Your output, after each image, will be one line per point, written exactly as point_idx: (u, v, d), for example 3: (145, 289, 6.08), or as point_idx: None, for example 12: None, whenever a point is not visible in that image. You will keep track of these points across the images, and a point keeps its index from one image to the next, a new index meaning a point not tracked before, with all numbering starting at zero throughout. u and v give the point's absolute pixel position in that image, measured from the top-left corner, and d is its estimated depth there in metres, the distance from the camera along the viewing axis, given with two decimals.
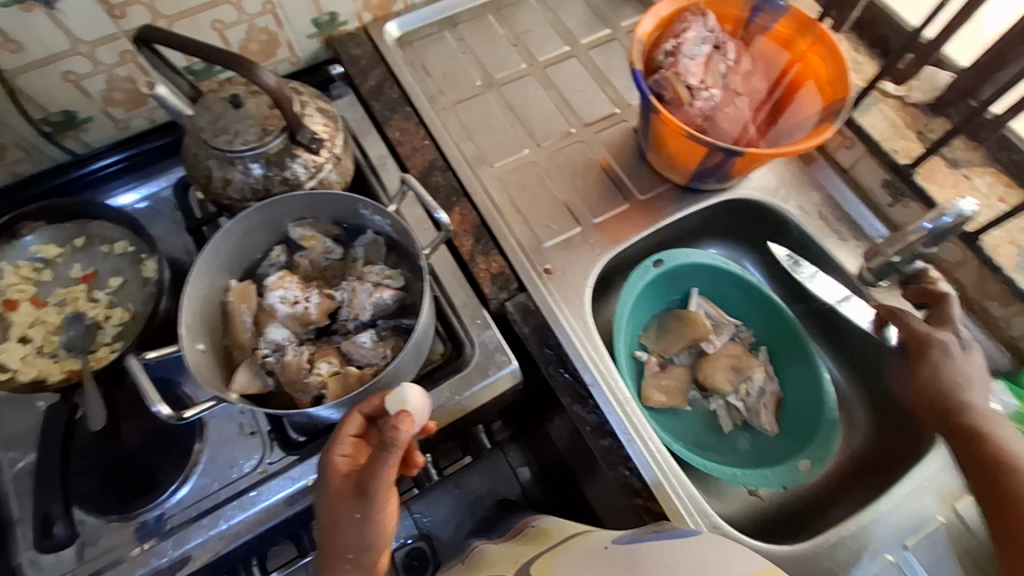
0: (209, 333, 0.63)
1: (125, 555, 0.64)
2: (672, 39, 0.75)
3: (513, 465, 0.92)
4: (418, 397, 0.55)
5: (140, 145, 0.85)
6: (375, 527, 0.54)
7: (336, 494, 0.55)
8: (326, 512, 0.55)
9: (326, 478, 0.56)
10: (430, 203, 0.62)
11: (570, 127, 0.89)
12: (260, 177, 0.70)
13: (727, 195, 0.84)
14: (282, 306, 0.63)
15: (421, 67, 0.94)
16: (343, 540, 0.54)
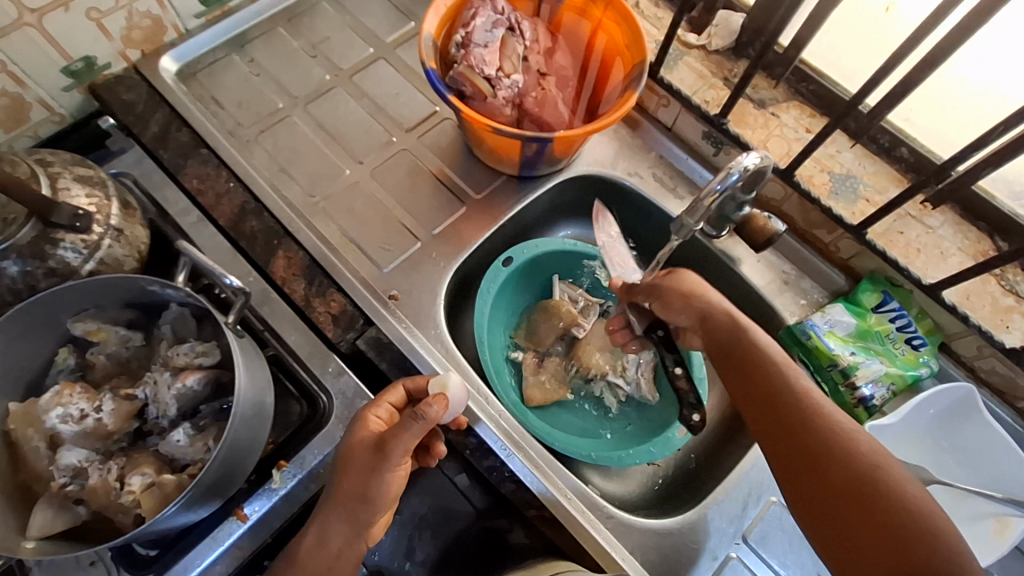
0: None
1: None
2: (461, 29, 0.70)
3: (449, 473, 0.76)
4: (458, 387, 0.59)
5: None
6: (383, 484, 0.54)
7: (356, 447, 0.56)
8: (343, 459, 0.56)
9: (352, 433, 0.58)
10: (216, 269, 0.57)
11: (391, 136, 0.84)
12: (19, 274, 0.60)
13: (563, 175, 0.82)
14: (66, 426, 0.54)
15: (212, 100, 0.83)
16: (348, 487, 0.54)
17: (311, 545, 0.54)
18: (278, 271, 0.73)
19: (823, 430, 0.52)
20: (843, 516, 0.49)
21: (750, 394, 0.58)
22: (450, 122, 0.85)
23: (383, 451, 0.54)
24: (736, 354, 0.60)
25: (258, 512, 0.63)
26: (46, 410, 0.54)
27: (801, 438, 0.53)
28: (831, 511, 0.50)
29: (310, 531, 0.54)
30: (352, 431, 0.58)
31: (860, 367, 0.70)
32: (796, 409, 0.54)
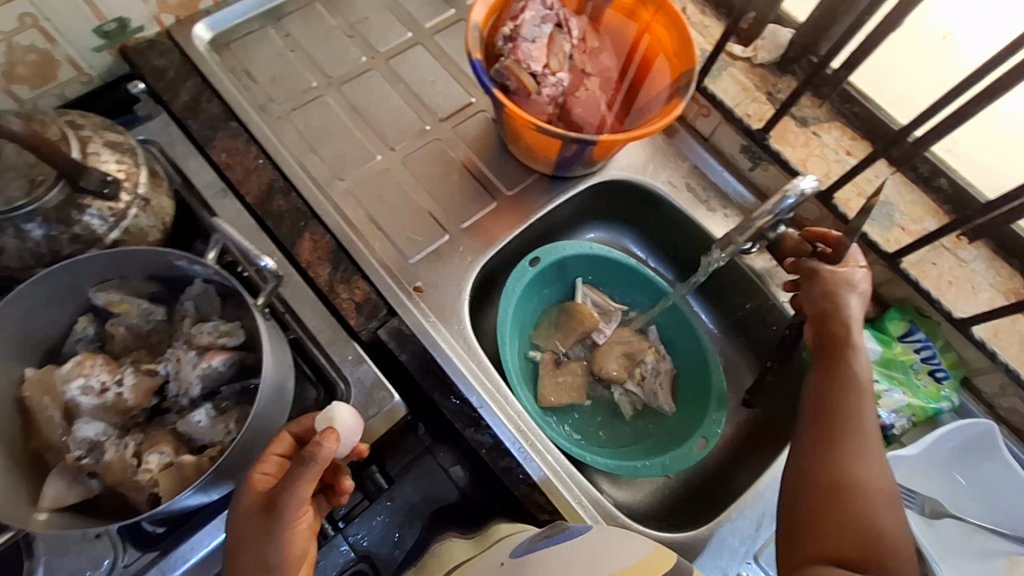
0: (1, 445, 0.52)
1: None
2: (508, 22, 0.68)
3: (444, 464, 0.79)
4: (347, 416, 0.55)
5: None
6: (281, 546, 0.51)
7: (245, 514, 0.52)
8: (234, 532, 0.52)
9: (240, 497, 0.53)
10: (251, 250, 0.56)
11: (424, 124, 0.82)
12: (43, 238, 0.58)
13: (596, 178, 0.81)
14: (86, 398, 0.53)
15: (245, 73, 0.82)
16: (246, 560, 0.51)
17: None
18: (304, 254, 0.72)
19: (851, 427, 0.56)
20: (826, 511, 0.52)
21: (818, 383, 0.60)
22: (484, 116, 0.84)
23: (277, 513, 0.50)
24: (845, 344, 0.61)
25: None
26: (67, 381, 0.53)
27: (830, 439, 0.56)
28: (829, 505, 0.52)
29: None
30: (239, 498, 0.53)
31: (883, 396, 0.70)
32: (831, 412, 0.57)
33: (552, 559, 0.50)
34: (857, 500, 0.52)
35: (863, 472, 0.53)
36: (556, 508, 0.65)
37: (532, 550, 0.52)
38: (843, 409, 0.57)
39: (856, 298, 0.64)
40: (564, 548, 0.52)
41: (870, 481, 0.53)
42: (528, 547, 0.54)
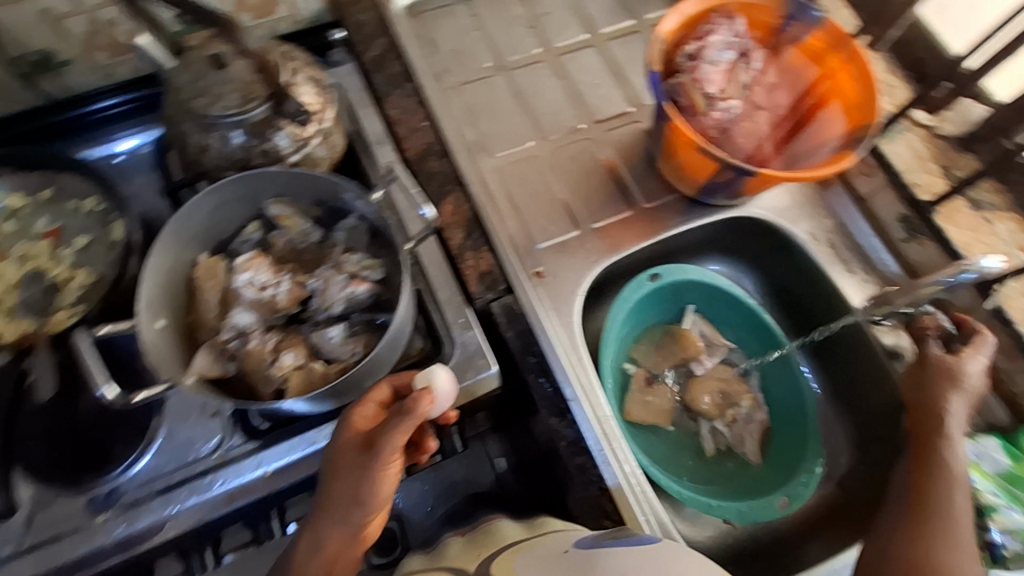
0: (171, 310, 0.59)
1: (80, 526, 0.62)
2: (693, 40, 0.70)
3: (492, 454, 0.83)
4: (444, 380, 0.57)
5: (136, 89, 0.80)
6: (372, 485, 0.54)
7: (343, 448, 0.56)
8: (330, 463, 0.56)
9: (340, 433, 0.57)
10: (419, 197, 0.62)
11: (579, 123, 0.85)
12: (240, 147, 0.65)
13: (734, 212, 0.81)
14: (249, 290, 0.60)
15: (430, 41, 0.88)
16: (338, 491, 0.55)
17: (306, 548, 0.56)
18: (443, 217, 0.76)
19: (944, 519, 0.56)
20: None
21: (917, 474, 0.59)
22: (640, 127, 0.85)
23: (373, 455, 0.54)
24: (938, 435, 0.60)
25: None
26: (238, 271, 0.60)
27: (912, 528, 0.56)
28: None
29: (306, 535, 0.56)
30: (338, 435, 0.57)
31: (999, 512, 0.64)
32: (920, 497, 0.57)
33: (618, 558, 0.49)
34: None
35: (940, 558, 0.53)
36: (621, 518, 0.65)
37: (600, 546, 0.52)
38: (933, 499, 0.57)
39: (959, 398, 0.62)
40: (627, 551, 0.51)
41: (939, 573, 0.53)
42: (593, 542, 0.54)
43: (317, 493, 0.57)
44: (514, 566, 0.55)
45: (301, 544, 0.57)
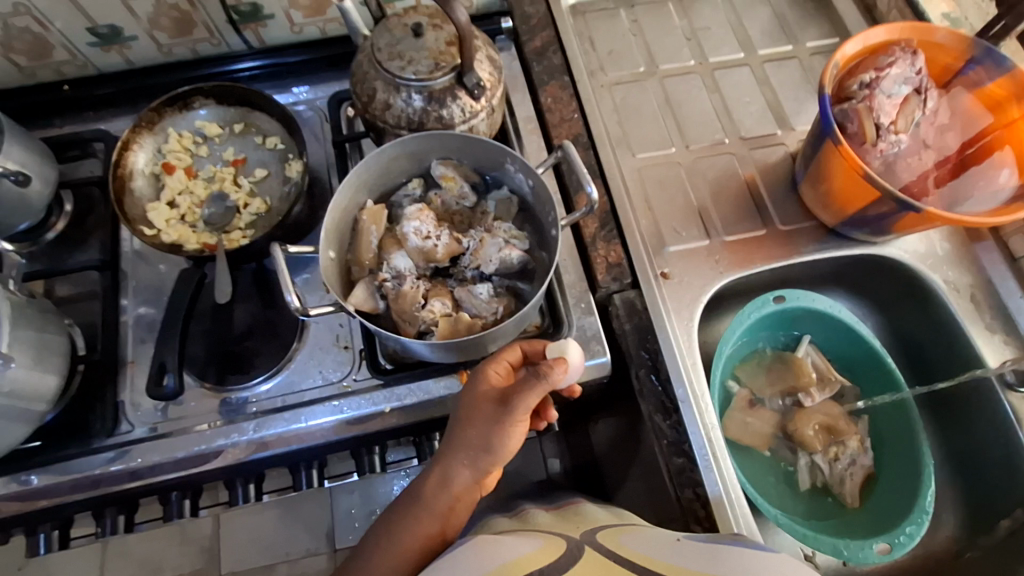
0: (337, 244, 0.66)
1: (191, 428, 0.69)
2: (870, 70, 0.70)
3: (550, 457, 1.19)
4: (576, 353, 0.61)
5: (282, 57, 0.89)
6: (501, 437, 0.57)
7: (478, 397, 0.59)
8: (464, 409, 0.60)
9: (475, 383, 0.61)
10: (586, 175, 0.64)
11: (724, 137, 0.86)
12: (419, 109, 0.71)
13: (872, 250, 0.79)
14: (414, 237, 0.64)
15: (589, 40, 0.92)
16: (470, 436, 0.58)
17: (434, 484, 0.59)
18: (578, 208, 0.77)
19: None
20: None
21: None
22: (784, 152, 0.85)
23: (507, 410, 0.56)
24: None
25: None
26: (408, 218, 0.64)
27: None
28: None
29: (434, 471, 0.59)
30: (478, 386, 0.60)
31: None
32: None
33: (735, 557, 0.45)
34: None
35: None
36: (713, 524, 0.65)
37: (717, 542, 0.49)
38: None
39: None
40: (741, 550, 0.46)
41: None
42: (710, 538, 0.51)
43: (447, 436, 0.60)
44: (622, 541, 0.54)
45: (428, 480, 0.60)
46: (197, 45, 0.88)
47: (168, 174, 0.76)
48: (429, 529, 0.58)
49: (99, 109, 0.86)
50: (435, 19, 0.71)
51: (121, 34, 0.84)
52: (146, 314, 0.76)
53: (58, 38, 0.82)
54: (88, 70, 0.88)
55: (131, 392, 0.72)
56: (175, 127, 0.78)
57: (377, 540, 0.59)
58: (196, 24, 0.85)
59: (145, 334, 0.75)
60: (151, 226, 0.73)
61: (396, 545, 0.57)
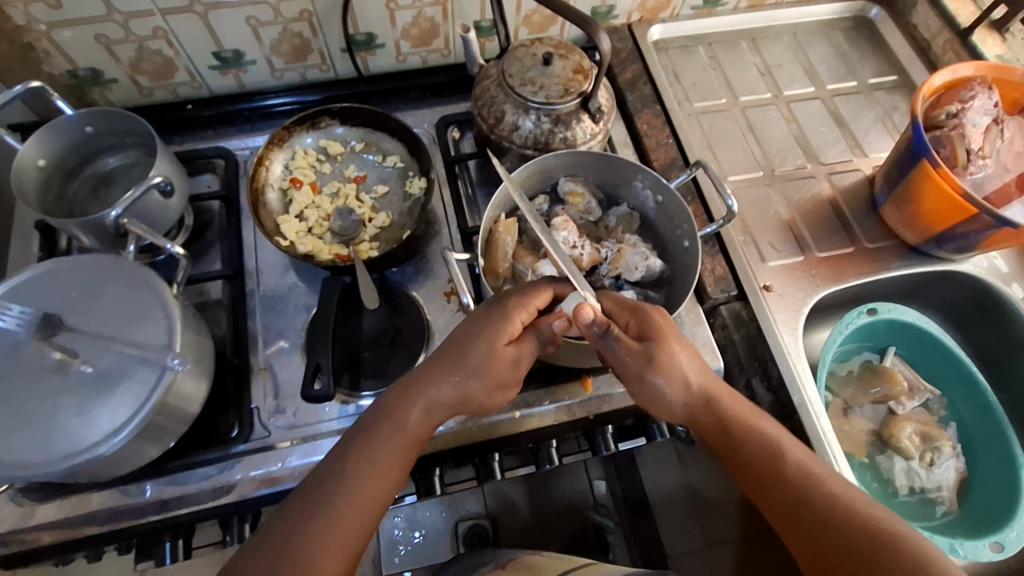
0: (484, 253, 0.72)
1: (274, 443, 0.70)
2: (956, 102, 0.78)
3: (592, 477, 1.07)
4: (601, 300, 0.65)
5: (362, 88, 0.94)
6: (499, 384, 0.64)
7: (499, 341, 0.63)
8: (481, 350, 0.62)
9: (496, 322, 0.63)
10: (727, 189, 0.70)
11: (806, 162, 0.92)
12: (546, 129, 0.75)
13: (951, 267, 0.85)
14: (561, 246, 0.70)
15: (673, 73, 0.99)
16: (472, 375, 0.63)
17: (420, 420, 0.62)
18: None
19: (759, 460, 0.61)
20: (822, 544, 0.55)
21: (683, 379, 0.62)
22: (862, 176, 0.92)
23: (516, 370, 0.64)
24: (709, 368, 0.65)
25: (603, 390, 0.74)
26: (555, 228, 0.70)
27: (744, 452, 0.61)
28: (817, 534, 0.56)
29: (420, 406, 0.62)
30: (497, 332, 0.63)
31: None
32: (749, 435, 0.62)
33: None
34: (889, 551, 0.52)
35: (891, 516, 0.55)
36: None
37: None
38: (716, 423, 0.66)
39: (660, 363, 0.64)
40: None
41: (862, 519, 0.55)
42: None
43: (438, 372, 0.63)
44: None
45: (411, 412, 0.62)
46: (309, 70, 0.93)
47: (297, 188, 0.79)
48: (397, 459, 0.61)
49: (215, 128, 0.89)
50: (561, 49, 0.77)
51: (242, 58, 0.88)
52: (272, 322, 0.78)
53: (183, 60, 0.86)
54: (201, 91, 0.91)
55: (262, 399, 0.73)
56: (300, 145, 0.81)
57: (332, 471, 0.59)
58: (314, 49, 0.89)
59: (271, 342, 0.77)
60: (283, 236, 0.76)
61: (367, 473, 0.59)
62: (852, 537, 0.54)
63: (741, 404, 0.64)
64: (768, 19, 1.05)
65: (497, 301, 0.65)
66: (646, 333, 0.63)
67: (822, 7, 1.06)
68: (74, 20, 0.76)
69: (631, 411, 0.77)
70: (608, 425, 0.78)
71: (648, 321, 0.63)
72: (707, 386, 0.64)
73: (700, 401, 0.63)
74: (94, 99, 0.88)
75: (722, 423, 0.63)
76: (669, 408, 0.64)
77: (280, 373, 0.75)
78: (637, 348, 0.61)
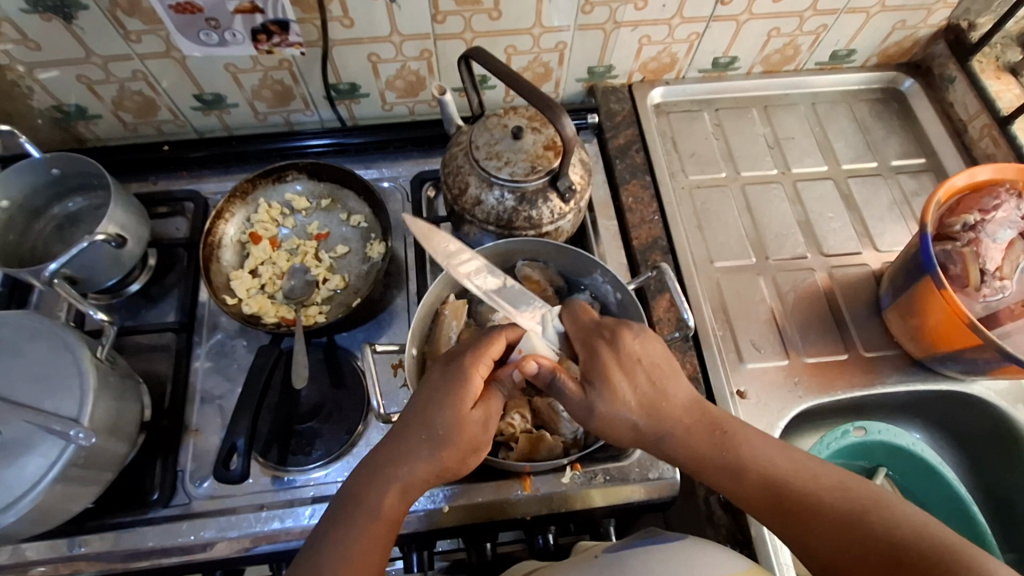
0: (418, 338, 0.68)
1: (203, 509, 0.68)
2: (975, 210, 0.69)
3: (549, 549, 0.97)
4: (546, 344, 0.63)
5: (343, 138, 0.90)
6: (477, 448, 0.58)
7: (464, 409, 0.57)
8: (449, 422, 0.56)
9: (452, 390, 0.57)
10: (684, 304, 0.67)
11: (806, 252, 0.84)
12: (509, 207, 0.70)
13: (958, 387, 0.75)
14: None
15: (672, 140, 0.92)
16: (448, 448, 0.56)
17: (395, 502, 0.55)
18: (657, 311, 0.77)
19: (724, 469, 0.57)
20: (822, 541, 0.52)
21: (627, 422, 0.58)
22: (868, 272, 0.83)
23: (487, 431, 0.58)
24: (668, 376, 0.60)
25: (541, 491, 0.67)
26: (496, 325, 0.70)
27: (714, 468, 0.57)
28: (812, 533, 0.53)
29: (394, 486, 0.55)
30: (461, 395, 0.57)
31: None
32: (727, 444, 0.57)
33: (649, 559, 0.53)
34: (877, 529, 0.51)
35: (866, 486, 0.55)
36: None
37: (626, 547, 0.56)
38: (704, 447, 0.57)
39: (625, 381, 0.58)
40: (656, 550, 0.55)
41: (837, 505, 0.53)
42: (621, 544, 0.58)
43: (407, 445, 0.56)
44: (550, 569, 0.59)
45: (387, 494, 0.55)
46: (292, 115, 0.91)
47: (256, 243, 0.79)
48: (377, 546, 0.54)
49: (193, 169, 0.89)
50: (536, 121, 0.71)
51: (224, 101, 0.86)
52: (216, 378, 0.76)
53: (165, 101, 0.85)
54: (185, 129, 0.91)
55: (191, 462, 0.71)
56: (266, 198, 0.82)
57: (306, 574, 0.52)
58: (295, 97, 0.87)
59: (211, 400, 0.75)
60: (233, 294, 0.75)
61: (345, 566, 0.52)
62: (843, 524, 0.52)
63: (707, 412, 0.59)
64: (785, 86, 0.97)
65: (450, 362, 0.59)
66: (592, 373, 0.58)
67: (847, 76, 0.97)
68: (56, 61, 0.76)
69: (575, 515, 0.71)
70: (551, 526, 0.71)
71: (599, 359, 0.59)
72: (664, 407, 0.59)
73: (670, 420, 0.58)
74: (81, 132, 0.88)
75: (693, 447, 0.58)
76: (622, 428, 0.58)
77: (214, 435, 0.73)
78: (582, 398, 0.58)
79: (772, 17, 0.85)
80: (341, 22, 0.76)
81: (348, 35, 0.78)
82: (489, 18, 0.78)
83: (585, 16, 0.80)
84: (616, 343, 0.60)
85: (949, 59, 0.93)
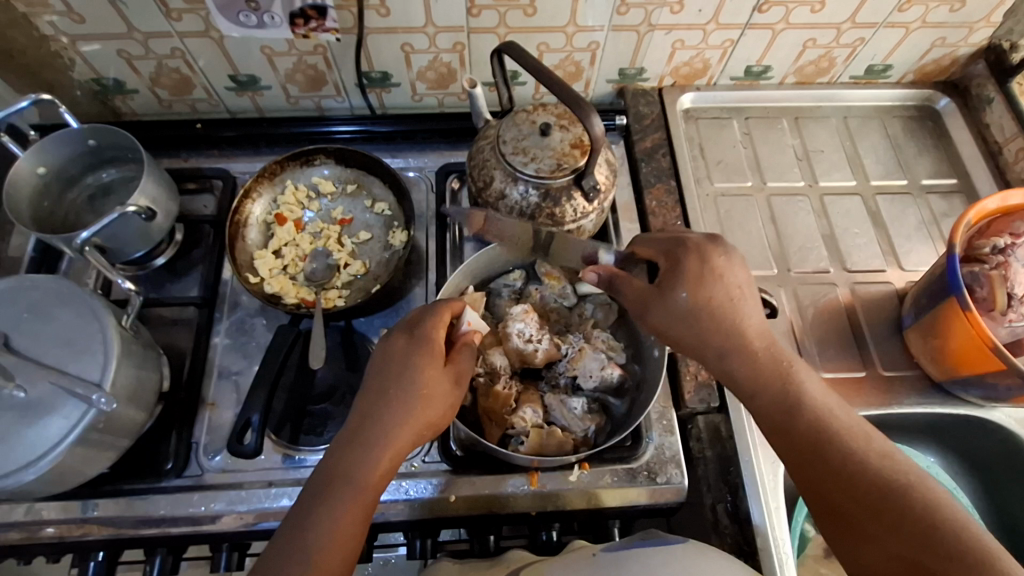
0: None
1: (212, 481, 0.69)
2: (1005, 233, 0.68)
3: None
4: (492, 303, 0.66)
5: (372, 126, 0.91)
6: (450, 403, 0.60)
7: (430, 369, 0.59)
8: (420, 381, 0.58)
9: (413, 352, 0.59)
10: None
11: (829, 266, 0.83)
12: (533, 203, 0.70)
13: (978, 412, 0.74)
14: (517, 339, 0.69)
15: (699, 146, 0.92)
16: (426, 405, 0.58)
17: (383, 463, 0.56)
18: None
19: (776, 403, 0.56)
20: (847, 495, 0.51)
21: (688, 324, 0.59)
22: (891, 290, 0.82)
23: (458, 387, 0.61)
24: (740, 302, 0.59)
25: (548, 487, 0.67)
26: (514, 318, 0.69)
27: (768, 391, 0.57)
28: (840, 490, 0.52)
29: (379, 449, 0.56)
30: (430, 354, 0.59)
31: None
32: (788, 379, 0.57)
33: (651, 563, 0.53)
34: (917, 505, 0.49)
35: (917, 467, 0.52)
36: None
37: (628, 548, 0.56)
38: (766, 372, 0.57)
39: (701, 291, 0.59)
40: (657, 553, 0.55)
41: (880, 469, 0.51)
42: (622, 544, 0.58)
43: (381, 407, 0.57)
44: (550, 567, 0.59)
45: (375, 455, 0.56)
46: (323, 101, 0.92)
47: (280, 225, 0.80)
48: (367, 506, 0.54)
49: (223, 148, 0.90)
50: (565, 119, 0.71)
51: (257, 83, 0.88)
52: (233, 355, 0.78)
53: (201, 79, 0.87)
54: (218, 109, 0.92)
55: (204, 435, 0.72)
56: (293, 180, 0.83)
57: (296, 538, 0.51)
58: (327, 82, 0.88)
59: (227, 376, 0.76)
60: (255, 273, 0.76)
61: (335, 531, 0.52)
62: (876, 494, 0.50)
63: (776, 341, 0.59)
64: (818, 98, 0.96)
65: (415, 330, 0.61)
66: (672, 275, 0.60)
67: (882, 91, 0.96)
68: (98, 34, 0.78)
69: (580, 514, 0.71)
70: (555, 523, 0.71)
71: (679, 268, 0.60)
72: (734, 325, 0.58)
73: (736, 342, 0.58)
74: (117, 106, 0.90)
75: (754, 370, 0.57)
76: (683, 330, 0.60)
77: (229, 410, 0.74)
78: (643, 293, 0.62)
79: (809, 27, 0.84)
80: (377, 11, 0.77)
81: (383, 24, 0.79)
82: (524, 14, 0.78)
83: (620, 17, 0.80)
84: (702, 259, 0.59)
85: (988, 79, 0.91)
